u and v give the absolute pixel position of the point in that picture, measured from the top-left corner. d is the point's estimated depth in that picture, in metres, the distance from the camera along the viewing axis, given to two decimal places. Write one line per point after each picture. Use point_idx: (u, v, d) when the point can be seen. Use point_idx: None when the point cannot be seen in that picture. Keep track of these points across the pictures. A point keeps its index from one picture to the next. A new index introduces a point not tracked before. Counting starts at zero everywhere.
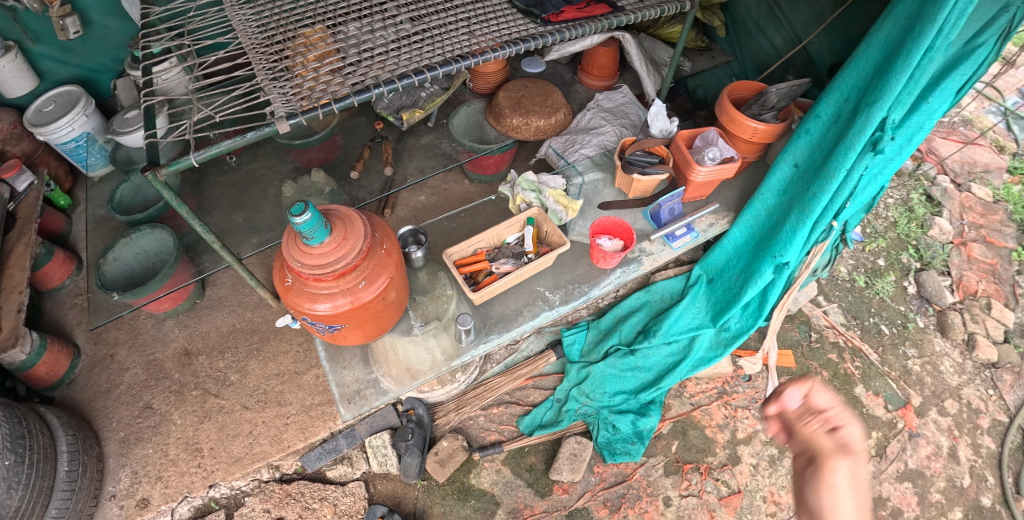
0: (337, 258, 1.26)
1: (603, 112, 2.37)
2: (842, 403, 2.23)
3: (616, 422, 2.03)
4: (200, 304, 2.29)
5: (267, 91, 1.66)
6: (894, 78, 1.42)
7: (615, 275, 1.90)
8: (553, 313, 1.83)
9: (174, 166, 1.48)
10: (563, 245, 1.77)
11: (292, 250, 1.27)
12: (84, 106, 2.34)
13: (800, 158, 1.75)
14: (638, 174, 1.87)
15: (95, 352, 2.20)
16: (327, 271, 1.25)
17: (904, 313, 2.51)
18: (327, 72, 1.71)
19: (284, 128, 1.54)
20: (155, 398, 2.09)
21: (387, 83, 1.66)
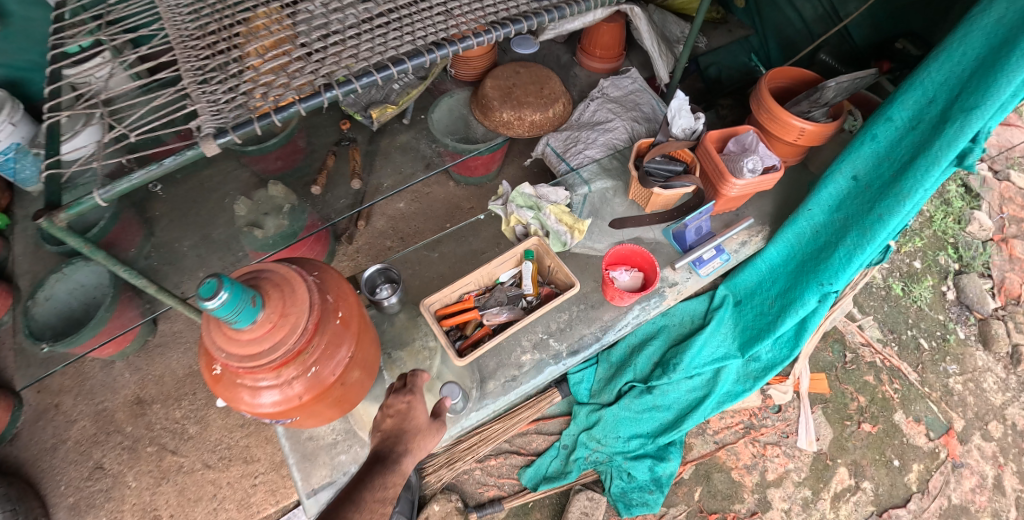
0: (274, 345, 0.95)
1: (610, 103, 2.01)
2: (880, 433, 1.99)
3: (631, 469, 1.76)
4: (153, 341, 2.00)
5: (193, 100, 1.30)
6: (1007, 79, 1.11)
7: (633, 314, 1.56)
8: (559, 369, 1.51)
9: (75, 209, 1.11)
10: (572, 286, 1.41)
11: (214, 335, 0.95)
12: None
13: (862, 171, 1.41)
14: (659, 189, 1.55)
15: (39, 401, 1.90)
16: (262, 362, 0.94)
17: (944, 323, 2.25)
18: (271, 71, 1.34)
19: (211, 150, 1.21)
20: (106, 456, 1.83)
21: (343, 85, 1.30)
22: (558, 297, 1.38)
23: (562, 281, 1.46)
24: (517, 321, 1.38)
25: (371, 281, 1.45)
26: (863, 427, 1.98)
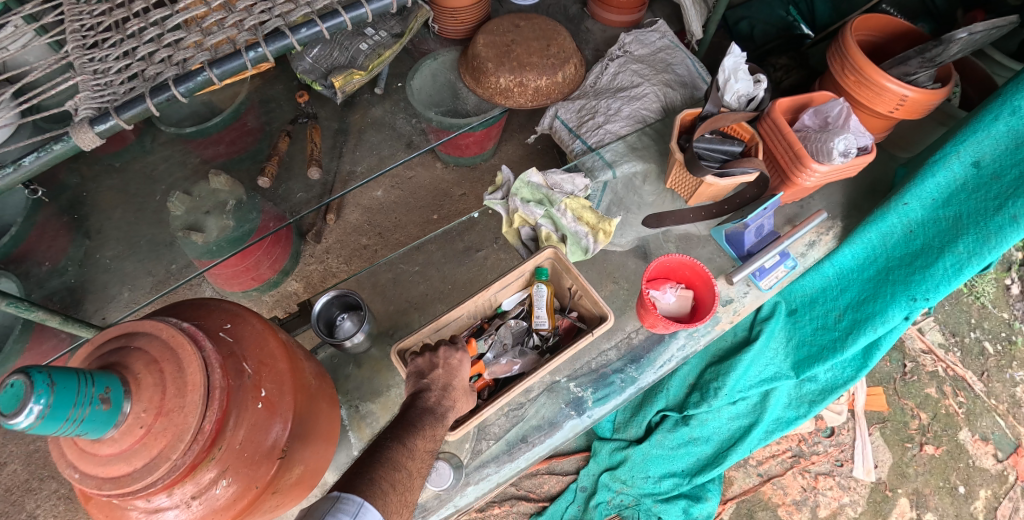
0: (149, 463, 0.60)
1: (636, 64, 1.63)
2: (945, 455, 1.71)
3: (663, 515, 1.46)
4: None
5: (76, 71, 0.97)
6: None
7: (677, 344, 1.23)
8: (583, 422, 1.17)
9: None
10: (604, 318, 1.02)
11: (66, 451, 0.62)
12: None
13: (988, 154, 1.10)
14: (711, 178, 1.19)
15: None
16: (136, 493, 0.61)
17: (1009, 322, 1.96)
18: (178, 28, 1.00)
19: (87, 142, 0.89)
20: (41, 505, 1.59)
21: (274, 40, 0.96)
22: (584, 337, 1.01)
23: (590, 311, 1.08)
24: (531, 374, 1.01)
25: (326, 313, 1.09)
26: (926, 450, 1.70)
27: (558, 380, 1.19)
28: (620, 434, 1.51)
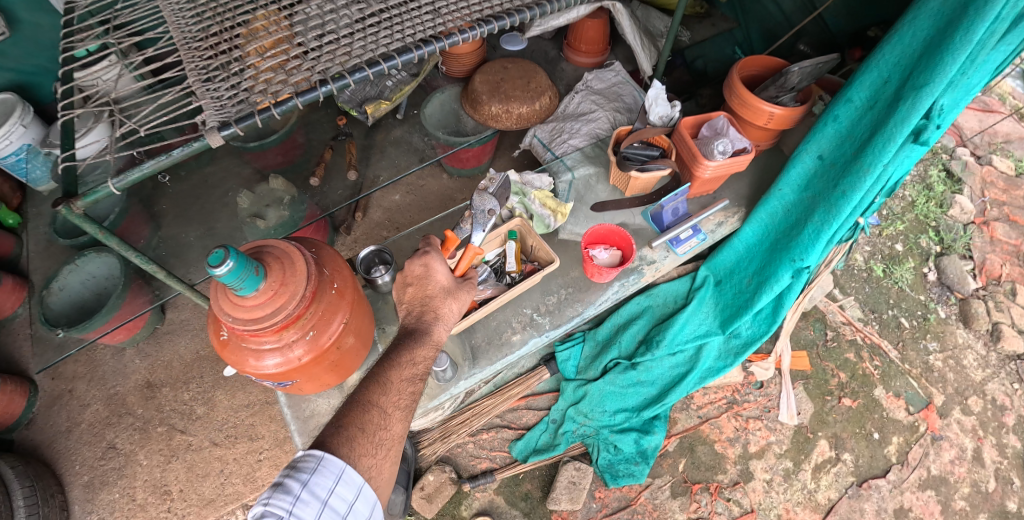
0: (275, 310, 1.04)
1: (593, 95, 2.10)
2: (861, 407, 2.06)
3: (617, 442, 1.85)
4: (162, 328, 2.12)
5: (197, 96, 1.39)
6: (951, 58, 1.17)
7: (612, 290, 1.68)
8: (543, 340, 1.62)
9: (92, 196, 1.23)
10: (553, 262, 1.52)
11: (222, 303, 1.05)
12: (22, 114, 2.00)
13: (826, 150, 1.51)
14: (636, 172, 1.64)
15: (52, 387, 2.01)
16: (264, 326, 1.04)
17: (925, 303, 2.32)
18: (268, 68, 1.43)
19: (216, 142, 1.31)
20: (118, 437, 1.93)
21: (338, 77, 1.40)
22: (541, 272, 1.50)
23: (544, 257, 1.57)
24: (501, 297, 1.49)
25: (365, 263, 1.56)
26: (844, 402, 2.06)
27: (526, 313, 1.65)
28: (581, 375, 1.92)
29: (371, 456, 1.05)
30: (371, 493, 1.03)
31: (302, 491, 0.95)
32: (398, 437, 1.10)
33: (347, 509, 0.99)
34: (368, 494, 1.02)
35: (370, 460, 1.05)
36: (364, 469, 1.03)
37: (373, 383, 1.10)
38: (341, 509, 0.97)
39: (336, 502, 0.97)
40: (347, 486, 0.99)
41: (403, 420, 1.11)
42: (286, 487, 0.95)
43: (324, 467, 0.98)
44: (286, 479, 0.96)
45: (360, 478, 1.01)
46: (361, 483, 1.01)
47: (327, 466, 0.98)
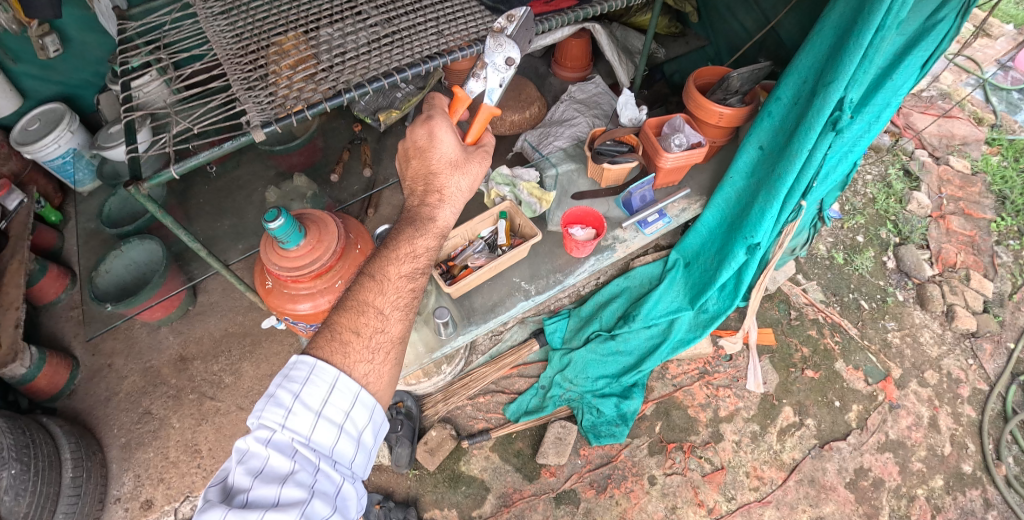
0: (313, 260, 1.32)
1: (575, 104, 2.37)
2: (823, 378, 2.27)
3: (599, 405, 2.10)
4: (194, 310, 2.41)
5: (242, 101, 1.67)
6: (847, 59, 1.42)
7: (589, 263, 1.97)
8: (529, 303, 1.91)
9: (155, 180, 1.53)
10: (534, 235, 1.85)
11: (271, 254, 1.33)
12: (69, 123, 2.45)
13: (765, 141, 1.77)
14: (607, 164, 1.91)
15: (93, 362, 2.31)
16: (304, 272, 1.31)
17: (884, 287, 2.54)
18: (300, 78, 1.70)
19: (259, 137, 1.57)
20: (153, 403, 2.20)
21: (358, 86, 1.65)
22: (525, 244, 1.82)
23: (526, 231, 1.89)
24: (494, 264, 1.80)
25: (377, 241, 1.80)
26: (806, 373, 2.28)
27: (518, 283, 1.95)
28: (567, 344, 2.21)
29: (369, 361, 1.20)
30: (369, 397, 1.19)
31: (295, 400, 1.11)
32: (396, 340, 1.24)
33: (342, 415, 1.14)
34: (365, 399, 1.18)
35: (367, 366, 1.20)
36: (359, 376, 1.18)
37: (371, 285, 1.26)
38: (335, 413, 1.13)
39: (331, 407, 1.13)
40: (340, 393, 1.14)
41: (401, 321, 1.26)
42: (281, 397, 1.11)
43: (316, 376, 1.13)
44: (283, 388, 1.12)
45: (354, 386, 1.16)
46: (357, 390, 1.16)
47: (319, 376, 1.13)
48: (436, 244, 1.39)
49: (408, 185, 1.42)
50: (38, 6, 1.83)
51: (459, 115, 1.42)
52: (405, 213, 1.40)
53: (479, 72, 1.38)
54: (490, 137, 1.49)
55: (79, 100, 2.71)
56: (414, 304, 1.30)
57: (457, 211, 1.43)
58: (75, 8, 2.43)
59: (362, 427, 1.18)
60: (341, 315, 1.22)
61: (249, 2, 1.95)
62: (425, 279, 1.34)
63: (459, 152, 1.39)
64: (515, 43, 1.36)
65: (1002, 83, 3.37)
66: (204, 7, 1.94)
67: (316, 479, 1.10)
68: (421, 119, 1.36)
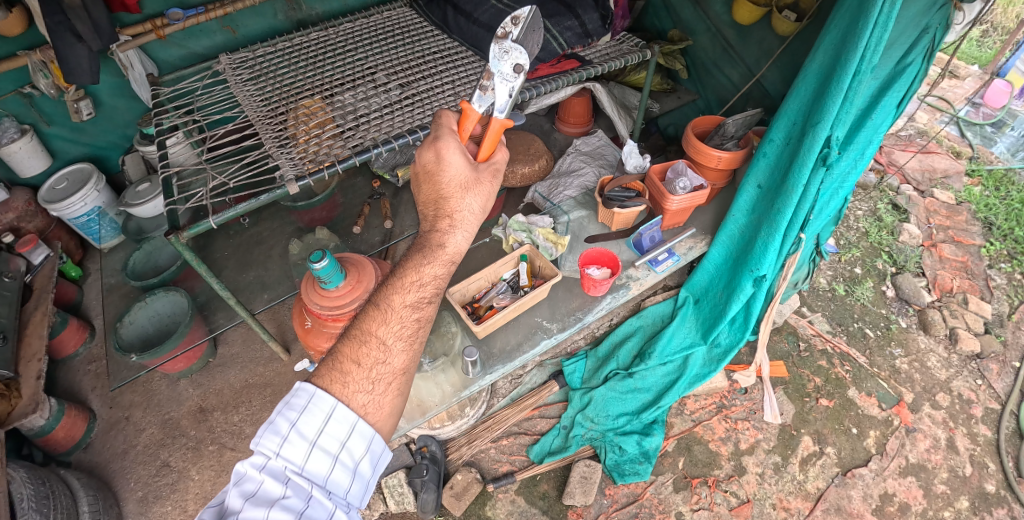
0: (352, 299, 1.55)
1: (581, 156, 2.54)
2: (838, 406, 2.31)
3: (621, 443, 2.14)
4: (214, 362, 2.47)
5: (275, 158, 1.79)
6: (830, 101, 1.57)
7: (607, 301, 2.07)
8: (552, 341, 1.99)
9: (194, 229, 1.61)
10: (556, 276, 1.97)
11: (313, 295, 1.57)
12: (96, 182, 2.61)
13: (762, 180, 1.91)
14: (617, 209, 2.05)
15: (111, 415, 2.34)
16: (344, 310, 1.54)
17: (886, 315, 2.63)
18: (328, 137, 1.84)
19: (293, 190, 1.68)
20: (172, 455, 2.22)
21: (385, 142, 1.80)
22: (546, 284, 1.94)
23: (546, 272, 2.02)
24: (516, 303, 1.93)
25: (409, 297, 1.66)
26: (821, 402, 2.32)
27: (540, 322, 2.04)
28: (586, 384, 2.27)
29: (368, 392, 1.20)
30: (367, 428, 1.18)
31: (291, 428, 1.12)
32: (399, 372, 1.23)
33: (338, 444, 1.15)
34: (363, 429, 1.17)
35: (366, 397, 1.19)
36: (358, 406, 1.18)
37: (375, 315, 1.25)
38: (331, 441, 1.14)
39: (326, 435, 1.14)
40: (337, 423, 1.15)
41: (405, 352, 1.24)
42: (278, 425, 1.12)
43: (314, 405, 1.14)
44: (282, 415, 1.13)
45: (351, 416, 1.16)
46: (354, 420, 1.17)
47: (317, 405, 1.14)
48: (446, 272, 1.30)
49: (419, 210, 1.34)
50: (78, 71, 1.92)
51: (469, 132, 1.39)
52: (416, 239, 1.33)
53: (487, 84, 1.36)
54: (503, 152, 1.42)
55: (105, 161, 2.83)
56: (419, 335, 1.27)
57: (471, 236, 1.33)
58: (110, 76, 2.51)
59: (359, 457, 1.17)
60: (344, 345, 1.23)
61: (275, 71, 2.14)
62: (432, 308, 1.29)
63: (468, 172, 1.32)
64: (523, 50, 1.35)
65: (975, 119, 3.59)
66: (234, 75, 2.13)
67: (308, 505, 1.09)
68: (428, 142, 1.33)
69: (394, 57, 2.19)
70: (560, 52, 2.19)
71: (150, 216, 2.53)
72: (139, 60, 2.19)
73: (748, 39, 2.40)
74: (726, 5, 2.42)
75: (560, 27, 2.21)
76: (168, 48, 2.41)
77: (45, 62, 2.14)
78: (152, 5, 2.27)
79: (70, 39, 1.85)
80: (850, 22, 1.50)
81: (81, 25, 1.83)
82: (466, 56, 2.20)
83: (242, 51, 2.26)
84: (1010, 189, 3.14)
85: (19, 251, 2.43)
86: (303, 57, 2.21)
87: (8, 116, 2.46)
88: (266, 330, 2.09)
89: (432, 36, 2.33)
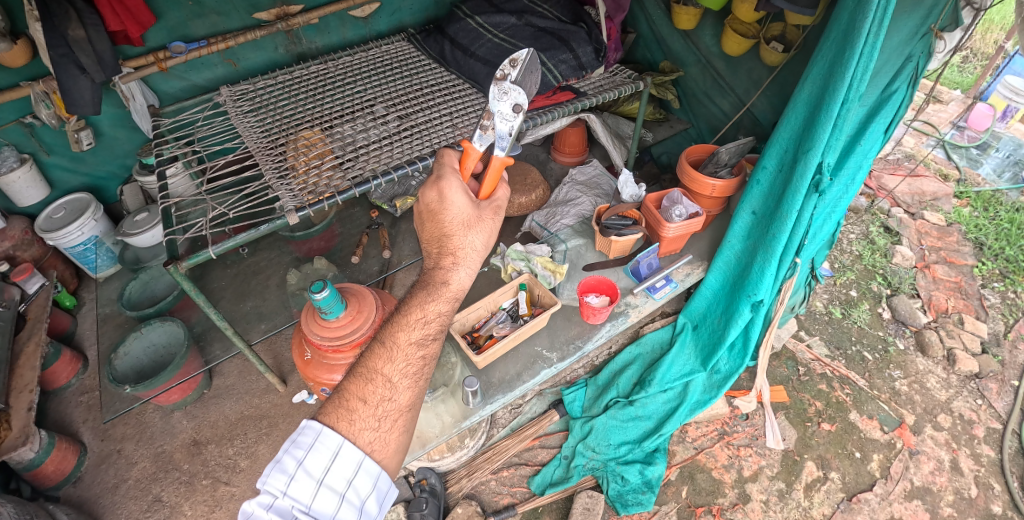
0: (353, 329, 1.55)
1: (578, 185, 2.57)
2: (840, 430, 2.30)
3: (623, 473, 2.11)
4: (209, 394, 2.44)
5: (275, 189, 1.80)
6: (820, 129, 1.61)
7: (606, 329, 2.08)
8: (552, 370, 1.99)
9: (193, 260, 1.60)
10: (555, 304, 1.98)
11: (314, 326, 1.56)
12: (94, 211, 2.61)
13: (757, 206, 1.93)
14: (615, 237, 2.08)
15: (102, 448, 2.30)
16: (345, 341, 1.54)
17: (883, 337, 2.64)
18: (328, 168, 1.86)
19: (293, 220, 1.69)
20: (164, 490, 2.18)
21: (384, 173, 1.83)
22: (546, 313, 1.95)
23: (545, 300, 2.04)
24: (515, 331, 1.94)
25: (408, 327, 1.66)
26: (823, 426, 2.31)
27: (541, 351, 2.04)
28: (586, 412, 2.26)
29: (375, 429, 1.19)
30: (374, 465, 1.17)
31: (298, 467, 1.12)
32: (404, 408, 1.22)
33: (345, 483, 1.13)
34: (369, 467, 1.16)
35: (373, 434, 1.19)
36: (364, 444, 1.18)
37: (380, 352, 1.25)
38: (338, 481, 1.13)
39: (333, 474, 1.13)
40: (343, 461, 1.14)
41: (410, 389, 1.24)
42: (285, 463, 1.12)
43: (321, 443, 1.14)
44: (289, 454, 1.13)
45: (358, 454, 1.15)
46: (361, 458, 1.16)
47: (323, 443, 1.14)
48: (449, 308, 1.31)
49: (422, 247, 1.36)
50: (81, 103, 1.96)
51: (470, 170, 1.43)
52: (420, 276, 1.33)
53: (487, 123, 1.39)
54: (503, 189, 1.44)
55: (103, 191, 2.84)
56: (424, 372, 1.27)
57: (473, 272, 1.33)
58: (111, 106, 2.54)
59: (365, 495, 1.15)
60: (350, 382, 1.23)
61: (275, 103, 2.17)
62: (436, 345, 1.29)
63: (471, 211, 1.34)
64: (522, 91, 1.35)
65: (960, 142, 3.67)
66: (235, 107, 2.16)
67: None
68: (431, 182, 1.35)
69: (393, 89, 2.23)
70: (555, 84, 2.23)
71: (148, 245, 2.56)
72: (141, 92, 2.25)
73: (737, 70, 2.47)
74: (716, 37, 2.49)
75: (555, 60, 2.26)
76: (170, 80, 2.44)
77: (48, 92, 2.19)
78: (155, 38, 2.31)
79: (74, 71, 1.89)
80: (837, 53, 1.54)
81: (85, 57, 1.87)
82: (463, 88, 2.24)
83: (242, 84, 2.30)
84: (999, 210, 3.20)
85: (15, 280, 2.45)
86: (302, 90, 2.25)
87: (8, 145, 2.47)
88: (263, 362, 2.08)
89: (430, 69, 2.38)
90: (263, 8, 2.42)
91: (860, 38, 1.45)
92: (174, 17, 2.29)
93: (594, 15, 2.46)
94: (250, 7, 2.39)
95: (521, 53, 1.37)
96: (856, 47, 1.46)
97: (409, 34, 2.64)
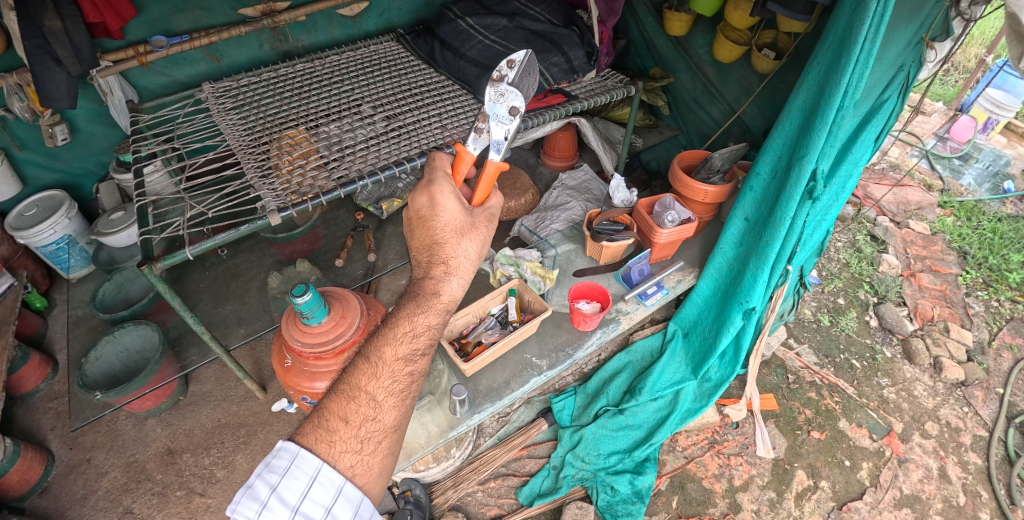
0: (337, 335, 1.49)
1: (568, 190, 2.53)
2: (830, 438, 2.29)
3: (613, 483, 2.08)
4: (184, 401, 2.35)
5: (257, 188, 1.74)
6: (815, 135, 1.59)
7: (597, 336, 2.04)
8: (542, 378, 1.94)
9: (169, 260, 1.52)
10: (546, 310, 1.92)
11: (295, 331, 1.50)
12: (67, 210, 2.50)
13: (750, 213, 1.91)
14: (607, 242, 2.05)
15: (70, 457, 2.19)
16: (327, 348, 1.49)
17: (871, 345, 2.64)
18: (312, 168, 1.80)
19: (275, 221, 1.63)
20: (136, 501, 2.08)
21: (371, 174, 1.77)
22: (536, 319, 1.90)
23: (536, 306, 1.97)
24: (504, 339, 1.89)
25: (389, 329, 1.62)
26: (813, 434, 2.30)
27: (530, 358, 2.00)
28: (575, 421, 2.23)
29: (356, 451, 1.13)
30: (354, 492, 1.11)
31: (270, 493, 1.05)
32: (388, 429, 1.16)
33: (323, 511, 1.06)
34: (349, 493, 1.10)
35: (353, 457, 1.13)
36: (344, 468, 1.11)
37: (364, 368, 1.19)
38: (315, 508, 1.05)
39: (310, 501, 1.06)
40: (321, 486, 1.07)
41: (395, 408, 1.18)
42: (258, 489, 1.06)
43: (297, 467, 1.07)
44: (261, 479, 1.07)
45: (337, 478, 1.09)
46: (341, 483, 1.09)
47: (300, 467, 1.07)
48: (440, 320, 1.26)
49: (411, 255, 1.30)
50: (56, 96, 1.85)
51: (463, 174, 1.39)
52: (409, 286, 1.27)
53: (482, 126, 1.35)
54: (498, 196, 1.40)
55: (78, 188, 2.73)
56: (411, 389, 1.21)
57: (466, 283, 1.28)
58: (88, 101, 2.45)
59: None
60: (331, 400, 1.17)
61: (260, 100, 2.11)
62: (425, 360, 1.23)
63: (462, 216, 1.29)
64: (519, 93, 1.31)
65: (942, 152, 3.71)
66: (217, 104, 2.09)
67: None
68: (422, 187, 1.31)
69: (381, 89, 2.18)
70: (547, 87, 2.20)
71: (124, 246, 2.45)
72: (120, 86, 2.17)
73: (728, 78, 2.46)
74: (707, 45, 2.47)
75: (547, 62, 2.22)
76: (150, 76, 2.36)
77: (22, 85, 2.10)
78: (134, 32, 2.22)
79: (49, 63, 1.80)
80: (833, 59, 1.53)
81: (61, 49, 1.78)
82: (453, 90, 2.19)
83: (225, 80, 2.23)
84: (982, 219, 3.23)
85: None
86: (288, 88, 2.18)
87: None
88: (242, 368, 1.99)
89: (419, 69, 2.33)
90: (250, 5, 2.36)
91: (857, 43, 1.43)
92: (156, 11, 2.21)
93: (587, 19, 2.44)
94: (236, 3, 2.33)
95: (520, 53, 1.32)
96: (853, 53, 1.44)
97: (398, 34, 2.59)
